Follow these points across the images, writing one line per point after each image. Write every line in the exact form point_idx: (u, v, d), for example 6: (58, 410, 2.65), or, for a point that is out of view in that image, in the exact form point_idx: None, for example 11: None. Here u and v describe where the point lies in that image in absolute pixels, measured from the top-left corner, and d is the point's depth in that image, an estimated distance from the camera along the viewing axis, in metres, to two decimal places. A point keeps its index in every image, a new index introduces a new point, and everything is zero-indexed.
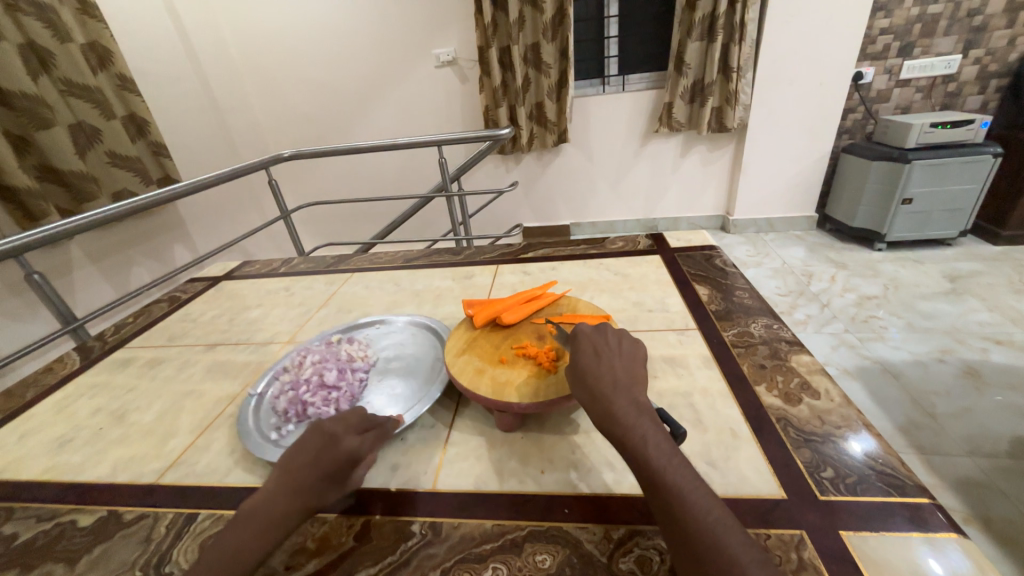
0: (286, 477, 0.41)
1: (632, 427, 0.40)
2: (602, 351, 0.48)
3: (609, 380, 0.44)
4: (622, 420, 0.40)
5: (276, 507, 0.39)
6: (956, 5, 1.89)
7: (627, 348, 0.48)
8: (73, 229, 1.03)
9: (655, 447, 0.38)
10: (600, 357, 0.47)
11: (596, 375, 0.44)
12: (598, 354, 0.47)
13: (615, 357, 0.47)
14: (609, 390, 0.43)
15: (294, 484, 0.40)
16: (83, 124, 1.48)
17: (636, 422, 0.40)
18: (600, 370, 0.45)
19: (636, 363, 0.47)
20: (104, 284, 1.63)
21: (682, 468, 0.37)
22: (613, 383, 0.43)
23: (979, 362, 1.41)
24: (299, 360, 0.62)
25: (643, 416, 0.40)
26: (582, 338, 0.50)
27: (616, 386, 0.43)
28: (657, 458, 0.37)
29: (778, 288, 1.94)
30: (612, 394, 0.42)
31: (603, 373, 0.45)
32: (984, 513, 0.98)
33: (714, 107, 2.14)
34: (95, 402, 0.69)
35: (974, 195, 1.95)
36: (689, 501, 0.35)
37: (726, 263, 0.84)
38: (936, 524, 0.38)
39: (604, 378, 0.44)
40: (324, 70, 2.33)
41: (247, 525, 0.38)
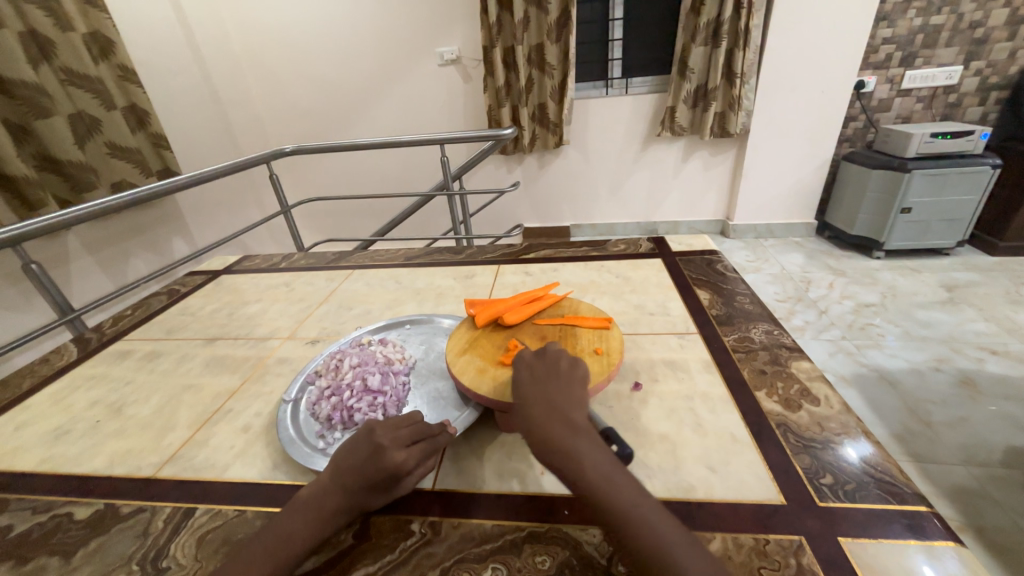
0: (335, 479, 0.42)
1: (573, 455, 0.38)
2: (541, 377, 0.47)
3: (545, 410, 0.42)
4: (561, 448, 0.39)
5: (322, 507, 0.40)
6: (958, 16, 1.90)
7: (566, 370, 0.47)
8: (72, 220, 1.02)
9: (595, 471, 0.37)
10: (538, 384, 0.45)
11: (534, 405, 0.43)
12: (536, 382, 0.46)
13: (553, 383, 0.46)
14: (544, 418, 0.42)
15: (342, 486, 0.41)
16: (82, 113, 1.47)
17: (574, 447, 0.39)
18: (538, 399, 0.44)
19: (575, 385, 0.46)
20: (101, 275, 1.62)
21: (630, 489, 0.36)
22: (548, 411, 0.42)
23: (975, 371, 1.42)
24: (335, 361, 0.59)
25: (581, 439, 0.39)
26: (521, 367, 0.49)
27: (553, 412, 0.42)
28: (600, 483, 0.36)
29: (777, 294, 1.94)
30: (549, 422, 0.41)
31: (540, 402, 0.43)
32: (977, 521, 0.99)
33: (717, 112, 2.14)
34: (92, 394, 0.69)
35: (973, 205, 1.96)
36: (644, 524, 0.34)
37: (727, 268, 0.85)
38: (934, 531, 0.39)
39: (542, 407, 0.43)
40: (327, 65, 2.32)
41: (292, 519, 0.40)
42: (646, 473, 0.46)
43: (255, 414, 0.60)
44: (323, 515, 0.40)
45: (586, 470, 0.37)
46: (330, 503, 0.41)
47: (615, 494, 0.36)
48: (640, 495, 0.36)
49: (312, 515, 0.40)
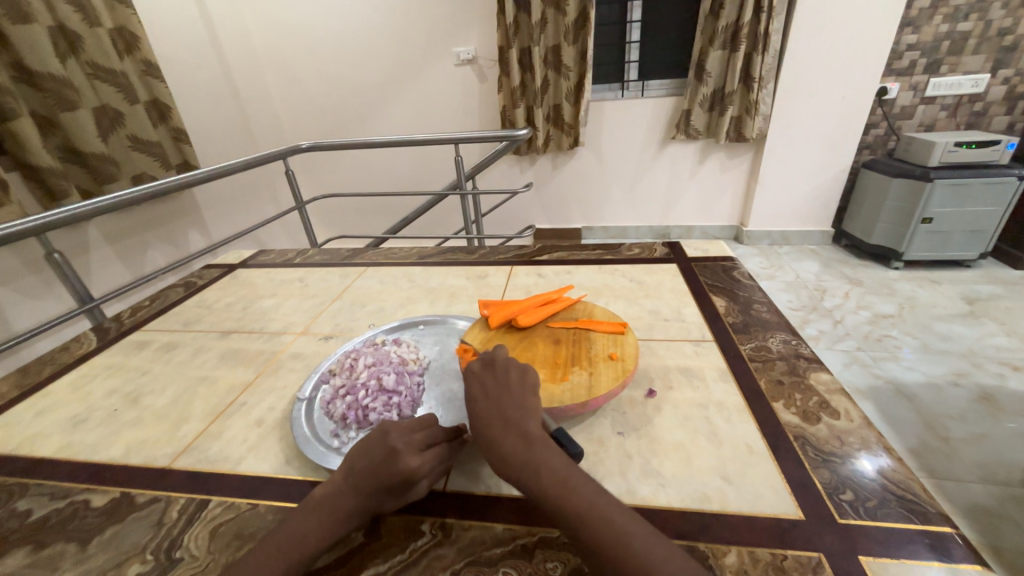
0: (349, 481, 0.42)
1: (529, 467, 0.38)
2: (493, 387, 0.46)
3: (498, 424, 0.42)
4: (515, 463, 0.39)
5: (336, 509, 0.40)
6: (987, 23, 1.85)
7: (516, 377, 0.47)
8: (94, 210, 1.04)
9: (551, 479, 0.37)
10: (490, 397, 0.45)
11: (487, 420, 0.43)
12: (488, 394, 0.45)
13: (504, 392, 0.45)
14: (498, 433, 0.41)
15: (355, 488, 0.41)
16: (106, 106, 1.50)
17: (529, 458, 0.39)
18: (491, 412, 0.43)
19: (527, 391, 0.45)
20: (119, 265, 1.65)
21: (588, 494, 0.37)
22: (501, 424, 0.42)
23: (995, 387, 1.38)
24: (350, 359, 0.59)
25: (538, 450, 0.39)
26: (471, 381, 0.47)
27: (505, 425, 0.42)
28: (557, 493, 0.37)
29: (790, 302, 1.91)
30: (501, 437, 0.41)
31: (492, 416, 0.43)
32: (994, 541, 0.96)
33: (734, 116, 2.11)
34: (110, 383, 0.70)
35: (997, 217, 1.91)
36: (607, 529, 0.34)
37: (744, 275, 0.83)
38: (958, 553, 0.38)
39: (494, 420, 0.42)
40: (344, 63, 2.34)
41: (304, 521, 0.40)
42: (660, 482, 0.46)
43: (268, 408, 0.60)
44: (336, 516, 0.40)
45: (542, 483, 0.37)
46: (343, 504, 0.40)
47: (574, 501, 0.36)
48: (598, 495, 0.37)
49: (326, 517, 0.40)
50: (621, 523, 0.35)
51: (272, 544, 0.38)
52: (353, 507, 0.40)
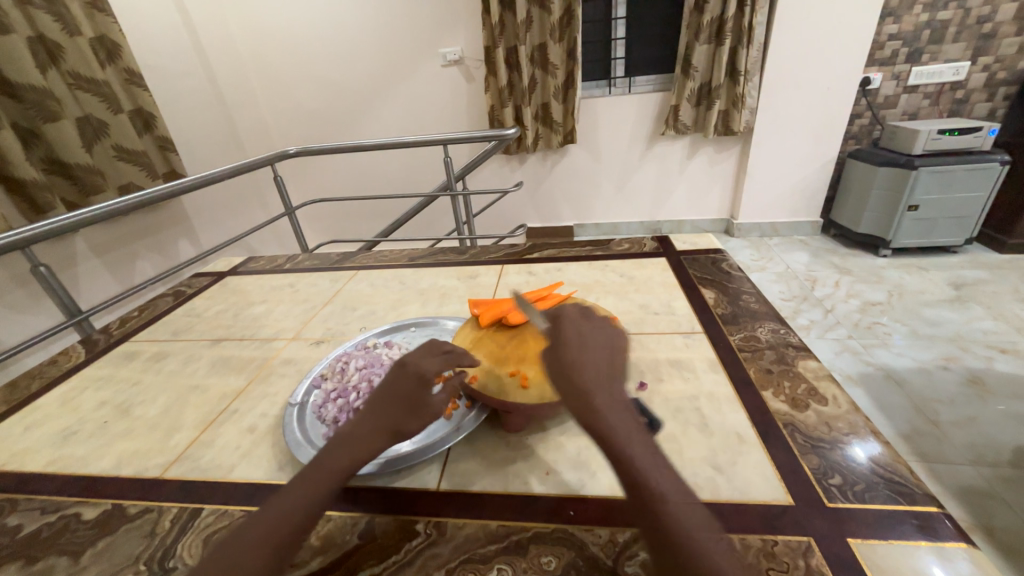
0: (367, 410, 0.45)
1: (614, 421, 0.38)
2: (588, 338, 0.45)
3: (593, 373, 0.41)
4: (606, 414, 0.38)
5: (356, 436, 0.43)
6: (965, 12, 1.88)
7: (609, 338, 0.46)
8: (80, 222, 1.03)
9: (635, 441, 0.37)
10: (585, 345, 0.44)
11: (578, 366, 0.42)
12: (586, 342, 0.44)
13: (598, 347, 0.44)
14: (593, 383, 0.41)
15: (376, 413, 0.44)
16: (90, 117, 1.48)
17: (617, 419, 0.38)
18: (585, 360, 0.42)
19: (617, 353, 0.44)
20: (108, 277, 1.63)
21: (656, 462, 0.36)
22: (595, 376, 0.41)
23: (984, 370, 1.41)
24: (341, 364, 0.60)
25: (625, 412, 0.39)
26: (568, 324, 0.46)
27: (601, 379, 0.41)
28: (630, 450, 0.36)
29: (782, 293, 1.93)
30: (595, 387, 0.40)
31: (586, 364, 0.42)
32: (986, 521, 0.98)
33: (720, 110, 2.13)
34: (100, 396, 0.69)
35: (981, 202, 1.94)
36: (664, 496, 0.34)
37: (732, 267, 0.84)
38: (945, 533, 0.38)
39: (587, 368, 0.42)
40: (331, 67, 2.33)
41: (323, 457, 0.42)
42: None
43: (261, 415, 0.60)
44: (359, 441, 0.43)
45: (616, 436, 0.37)
46: (362, 428, 0.44)
47: (641, 462, 0.36)
48: (672, 474, 0.36)
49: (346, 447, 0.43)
50: (677, 493, 0.34)
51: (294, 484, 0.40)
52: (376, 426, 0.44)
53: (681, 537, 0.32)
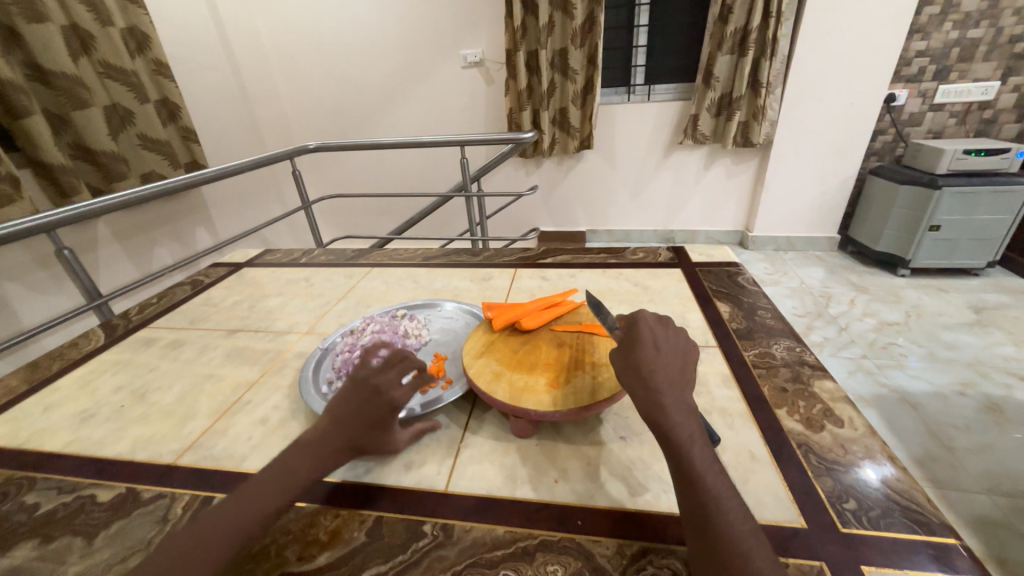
0: (288, 457, 0.43)
1: (680, 429, 0.40)
2: (660, 345, 0.46)
3: (664, 374, 0.43)
4: (670, 416, 0.40)
5: (283, 482, 0.41)
6: (997, 30, 1.84)
7: (683, 347, 0.47)
8: (104, 208, 1.05)
9: (691, 448, 0.39)
10: (659, 349, 0.46)
11: (651, 366, 0.44)
12: (659, 350, 0.46)
13: (671, 352, 0.46)
14: (662, 384, 0.43)
15: (318, 454, 0.44)
16: (117, 106, 1.52)
17: (684, 419, 0.41)
18: (658, 362, 0.44)
19: (687, 363, 0.46)
20: (127, 261, 1.67)
21: (708, 458, 0.38)
22: (667, 377, 0.43)
23: (1003, 398, 1.37)
24: (364, 324, 0.70)
25: (689, 422, 0.41)
26: (642, 329, 0.47)
27: (670, 383, 0.43)
28: (684, 444, 0.39)
29: (796, 308, 1.91)
30: (663, 390, 0.42)
31: (658, 366, 0.44)
32: (999, 553, 0.95)
33: (740, 121, 2.12)
34: (117, 380, 0.71)
35: (1006, 225, 1.89)
36: (707, 485, 0.37)
37: (748, 281, 0.83)
38: (963, 564, 0.37)
39: (658, 370, 0.44)
40: (351, 63, 2.36)
41: (237, 503, 0.39)
42: (661, 487, 0.46)
43: (273, 406, 0.61)
44: (279, 489, 0.41)
45: (679, 435, 0.39)
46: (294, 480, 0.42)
47: (692, 455, 0.38)
48: (723, 480, 0.37)
49: (271, 493, 0.40)
50: (722, 485, 0.37)
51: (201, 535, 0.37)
52: (312, 474, 0.43)
53: (721, 528, 0.34)
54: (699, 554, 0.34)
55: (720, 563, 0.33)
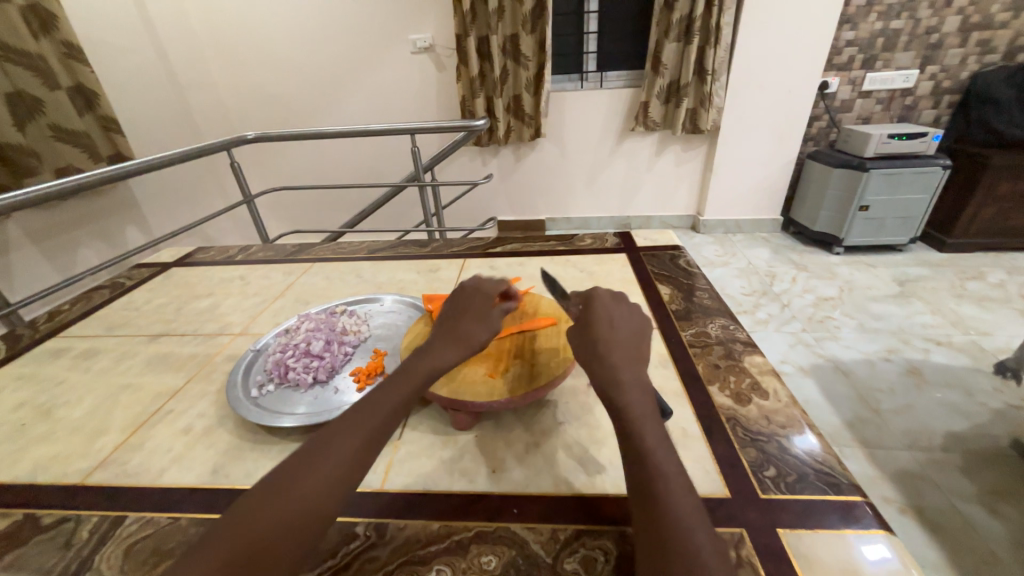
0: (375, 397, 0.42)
1: (634, 407, 0.41)
2: (618, 320, 0.49)
3: (620, 353, 0.45)
4: (624, 396, 0.41)
5: (369, 416, 0.41)
6: (915, 22, 1.98)
7: (637, 324, 0.49)
8: (9, 206, 0.94)
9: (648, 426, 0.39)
10: (615, 328, 0.47)
11: (608, 344, 0.46)
12: (620, 325, 0.48)
13: (627, 330, 0.48)
14: (617, 361, 0.44)
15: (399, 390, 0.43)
16: (22, 93, 1.36)
17: (641, 396, 0.42)
18: (614, 341, 0.46)
19: (643, 339, 0.48)
20: (44, 265, 1.52)
21: (657, 435, 0.39)
22: (621, 356, 0.45)
23: (922, 362, 1.50)
24: (297, 324, 0.66)
25: (645, 397, 0.42)
26: (599, 307, 0.49)
27: (625, 359, 0.44)
28: (635, 420, 0.40)
29: (743, 287, 2.00)
30: (621, 367, 0.43)
31: (614, 345, 0.46)
32: (917, 502, 1.05)
33: (689, 108, 2.17)
34: (19, 396, 0.64)
35: (925, 204, 2.06)
36: (655, 462, 0.37)
37: (689, 264, 0.86)
38: (868, 521, 0.40)
39: (615, 349, 0.45)
40: (292, 48, 2.23)
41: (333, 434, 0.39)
42: (597, 469, 0.46)
43: (198, 415, 0.57)
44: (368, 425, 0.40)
45: (630, 414, 0.40)
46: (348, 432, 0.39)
47: (642, 433, 0.39)
48: (670, 457, 0.38)
49: (361, 427, 0.40)
50: (669, 462, 0.37)
51: (301, 463, 0.37)
52: (394, 411, 0.42)
53: (662, 504, 0.35)
54: (639, 531, 0.35)
55: (659, 538, 0.33)
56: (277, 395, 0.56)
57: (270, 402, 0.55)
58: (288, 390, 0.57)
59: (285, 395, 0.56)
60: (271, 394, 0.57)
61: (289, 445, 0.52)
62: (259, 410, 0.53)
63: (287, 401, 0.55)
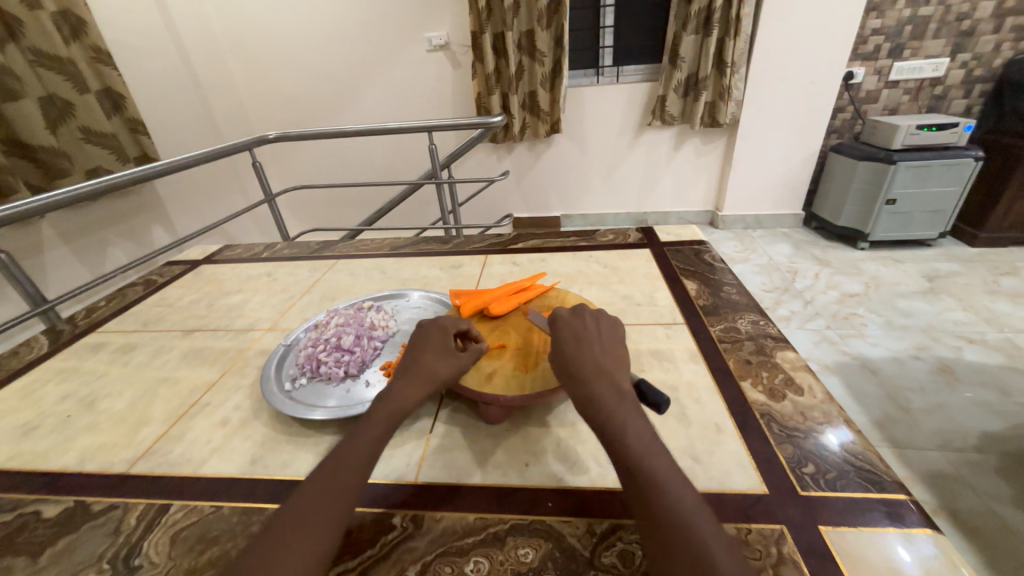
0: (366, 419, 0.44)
1: (616, 419, 0.40)
2: (583, 334, 0.49)
3: (592, 366, 0.45)
4: (605, 408, 0.41)
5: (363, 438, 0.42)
6: (946, 8, 1.91)
7: (606, 334, 0.49)
8: (47, 206, 0.98)
9: (634, 436, 0.39)
10: (581, 343, 0.48)
11: (578, 360, 0.46)
12: (584, 339, 0.48)
13: (595, 342, 0.48)
14: (592, 375, 0.44)
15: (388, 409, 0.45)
16: (53, 96, 1.41)
17: (618, 405, 0.41)
18: (582, 356, 0.46)
19: (616, 347, 0.48)
20: (77, 264, 1.57)
21: (644, 442, 0.38)
22: (593, 368, 0.45)
23: (954, 360, 1.45)
24: (327, 319, 0.67)
25: (626, 407, 0.41)
26: (561, 328, 0.50)
27: (598, 372, 0.44)
28: (619, 431, 0.39)
29: (764, 284, 1.96)
30: (596, 381, 0.43)
31: (586, 360, 0.46)
32: (951, 504, 1.02)
33: (708, 102, 2.13)
34: (64, 388, 0.67)
35: (956, 197, 1.99)
36: (649, 472, 0.36)
37: (715, 259, 0.84)
38: (912, 519, 0.39)
39: (585, 364, 0.45)
40: (310, 49, 2.26)
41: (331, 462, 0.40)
42: None
43: (234, 407, 0.58)
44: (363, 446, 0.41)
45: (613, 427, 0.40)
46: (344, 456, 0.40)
47: (626, 444, 0.38)
48: (665, 463, 0.37)
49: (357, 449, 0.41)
50: (663, 468, 0.37)
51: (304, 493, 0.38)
52: (385, 430, 0.43)
53: (662, 516, 0.34)
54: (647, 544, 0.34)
55: (664, 554, 0.32)
56: (310, 388, 0.57)
57: (303, 395, 0.57)
58: (320, 383, 0.58)
59: (318, 389, 0.57)
60: (304, 388, 0.58)
61: (323, 438, 0.52)
62: (293, 402, 0.54)
63: (320, 394, 0.56)
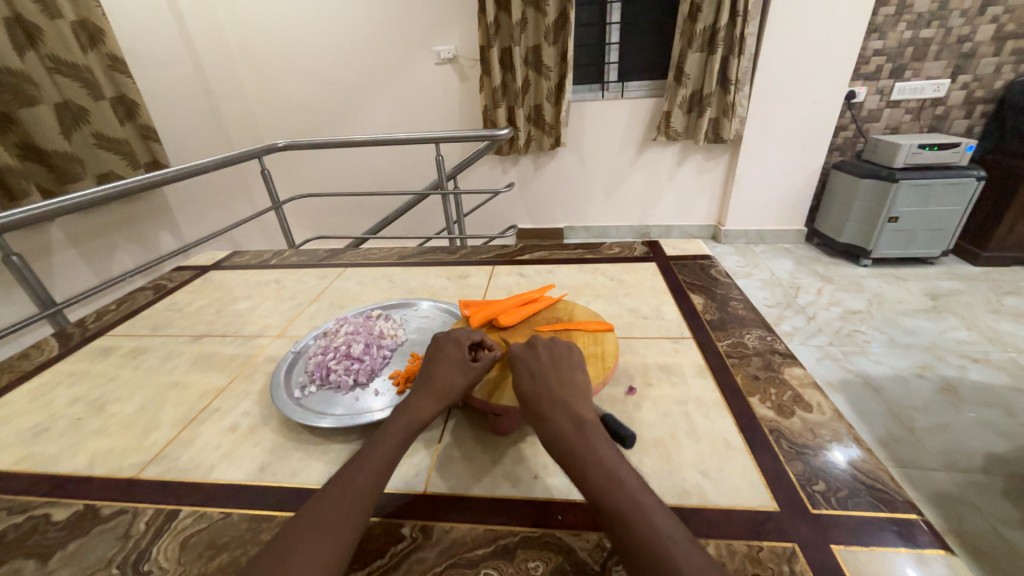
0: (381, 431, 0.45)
1: (580, 452, 0.40)
2: (537, 366, 0.49)
3: (546, 399, 0.45)
4: (564, 444, 0.41)
5: (380, 448, 0.43)
6: (947, 31, 1.94)
7: (561, 359, 0.50)
8: (60, 211, 0.99)
9: (597, 467, 0.38)
10: (535, 376, 0.48)
11: (533, 395, 0.46)
12: (539, 370, 0.48)
13: (550, 372, 0.48)
14: (547, 408, 0.44)
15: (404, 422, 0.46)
16: (69, 103, 1.43)
17: (578, 437, 0.41)
18: (537, 389, 0.46)
19: (574, 372, 0.48)
20: (84, 268, 1.59)
21: (608, 470, 0.38)
22: (548, 401, 0.45)
23: (958, 379, 1.45)
24: (336, 327, 0.68)
25: (589, 437, 0.41)
26: (519, 364, 0.50)
27: (553, 404, 0.44)
28: (584, 464, 0.39)
29: (767, 299, 1.97)
30: (551, 415, 0.43)
31: (540, 394, 0.46)
32: (957, 526, 1.01)
33: (711, 118, 2.16)
34: (74, 390, 0.67)
35: (958, 216, 2.00)
36: (619, 502, 0.35)
37: (721, 273, 0.85)
38: (924, 539, 0.39)
39: (541, 397, 0.45)
40: (321, 60, 2.30)
41: (347, 471, 0.41)
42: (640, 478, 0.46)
43: (243, 413, 0.59)
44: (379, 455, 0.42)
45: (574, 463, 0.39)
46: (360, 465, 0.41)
47: (590, 479, 0.38)
48: (638, 492, 0.36)
49: (373, 458, 0.42)
50: (637, 497, 0.36)
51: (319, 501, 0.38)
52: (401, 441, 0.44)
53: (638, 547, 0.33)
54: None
55: None
56: (320, 396, 0.58)
57: (313, 402, 0.57)
58: (330, 391, 0.59)
59: (327, 396, 0.58)
60: (314, 395, 0.58)
61: (332, 446, 0.53)
62: (303, 410, 0.54)
63: (329, 402, 0.57)
